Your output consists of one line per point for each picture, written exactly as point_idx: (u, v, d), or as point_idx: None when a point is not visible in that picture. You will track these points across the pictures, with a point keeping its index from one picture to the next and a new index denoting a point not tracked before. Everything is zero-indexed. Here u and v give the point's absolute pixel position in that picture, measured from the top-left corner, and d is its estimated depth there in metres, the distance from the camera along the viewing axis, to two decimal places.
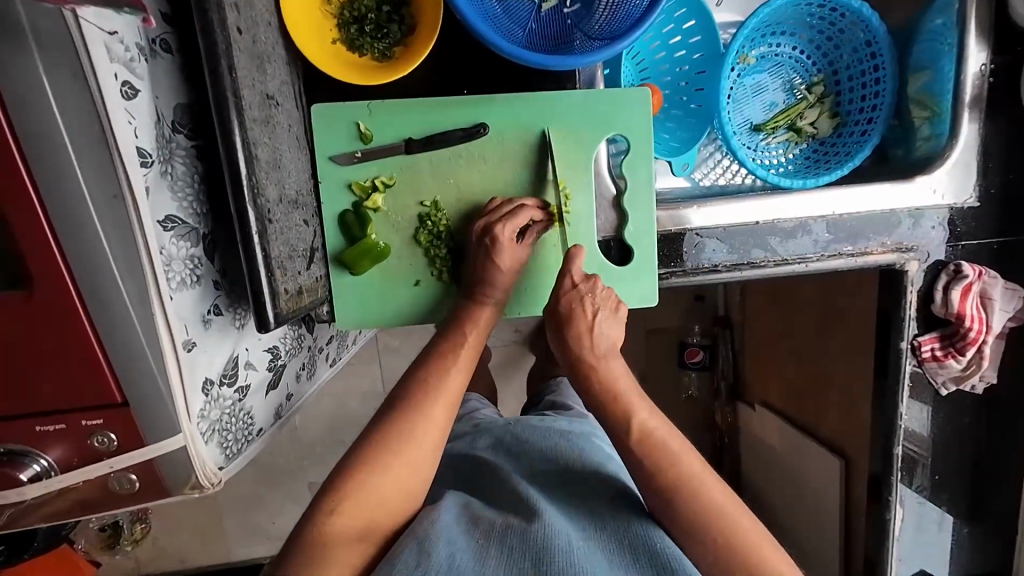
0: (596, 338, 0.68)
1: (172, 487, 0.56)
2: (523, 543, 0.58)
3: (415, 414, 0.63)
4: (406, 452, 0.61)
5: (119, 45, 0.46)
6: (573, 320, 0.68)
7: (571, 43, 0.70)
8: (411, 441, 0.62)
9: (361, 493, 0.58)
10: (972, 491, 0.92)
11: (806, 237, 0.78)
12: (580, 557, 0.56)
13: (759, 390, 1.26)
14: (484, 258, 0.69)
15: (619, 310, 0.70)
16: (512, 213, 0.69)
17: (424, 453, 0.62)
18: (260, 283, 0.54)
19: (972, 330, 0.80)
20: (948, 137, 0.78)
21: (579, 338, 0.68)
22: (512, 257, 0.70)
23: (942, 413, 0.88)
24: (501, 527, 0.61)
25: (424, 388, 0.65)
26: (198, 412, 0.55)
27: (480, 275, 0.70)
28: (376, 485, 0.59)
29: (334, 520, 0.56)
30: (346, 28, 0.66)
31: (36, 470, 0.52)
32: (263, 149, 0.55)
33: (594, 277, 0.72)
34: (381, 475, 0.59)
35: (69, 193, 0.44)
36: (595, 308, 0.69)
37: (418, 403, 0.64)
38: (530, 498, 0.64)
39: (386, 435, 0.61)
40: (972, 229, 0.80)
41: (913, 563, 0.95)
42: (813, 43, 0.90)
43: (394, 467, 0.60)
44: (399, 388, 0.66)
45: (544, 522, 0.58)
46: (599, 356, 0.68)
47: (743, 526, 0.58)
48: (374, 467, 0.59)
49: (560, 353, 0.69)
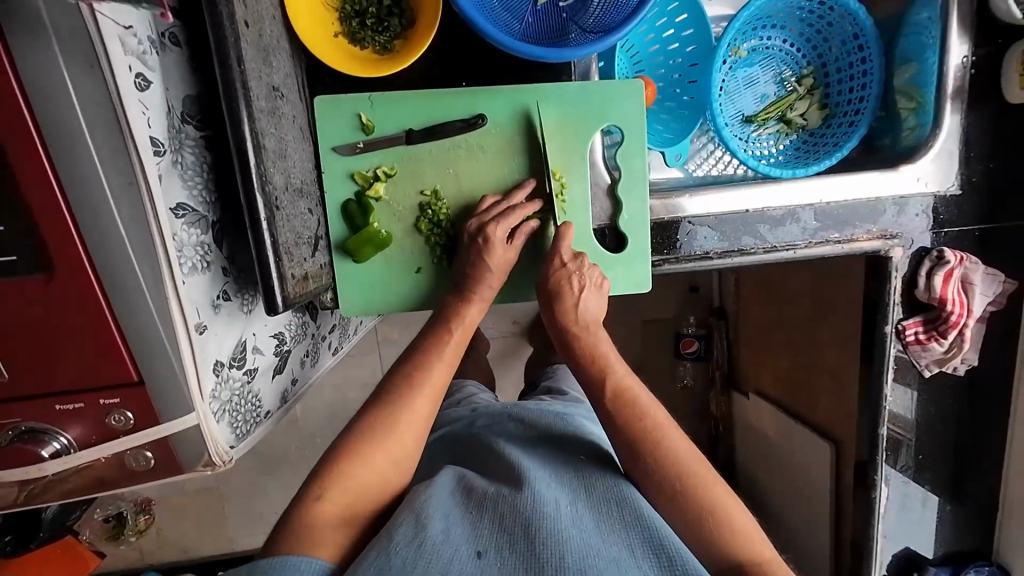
0: (580, 312, 0.73)
1: (186, 465, 0.59)
2: (512, 514, 0.60)
3: (399, 405, 0.66)
4: (392, 443, 0.64)
5: (133, 38, 0.48)
6: (562, 296, 0.73)
7: (566, 36, 0.72)
8: (395, 433, 0.64)
9: (347, 481, 0.61)
10: (955, 470, 0.95)
11: (795, 224, 0.80)
12: (569, 523, 0.59)
13: (752, 378, 1.29)
14: (475, 255, 0.71)
15: (603, 286, 0.75)
16: (505, 213, 0.71)
17: (409, 444, 0.65)
18: (268, 268, 0.56)
19: (953, 313, 0.83)
20: (932, 127, 0.81)
21: (565, 312, 0.73)
22: (502, 259, 0.72)
23: (926, 395, 0.91)
24: (492, 498, 0.63)
25: (407, 381, 0.68)
26: (210, 392, 0.58)
27: (471, 270, 0.72)
28: (360, 474, 0.62)
29: (319, 506, 0.59)
30: (348, 21, 0.68)
31: (56, 448, 0.55)
32: (269, 139, 0.57)
33: (582, 254, 0.75)
34: (367, 464, 0.63)
35: (87, 180, 0.47)
36: (582, 285, 0.74)
37: (403, 393, 0.67)
38: (519, 469, 0.67)
39: (368, 428, 0.64)
40: (955, 217, 0.83)
41: (899, 542, 0.99)
42: (803, 36, 0.92)
43: (376, 459, 0.63)
44: (384, 381, 0.69)
45: (538, 497, 0.61)
46: (584, 327, 0.73)
47: (722, 504, 0.61)
48: (359, 456, 0.63)
49: (550, 323, 0.74)
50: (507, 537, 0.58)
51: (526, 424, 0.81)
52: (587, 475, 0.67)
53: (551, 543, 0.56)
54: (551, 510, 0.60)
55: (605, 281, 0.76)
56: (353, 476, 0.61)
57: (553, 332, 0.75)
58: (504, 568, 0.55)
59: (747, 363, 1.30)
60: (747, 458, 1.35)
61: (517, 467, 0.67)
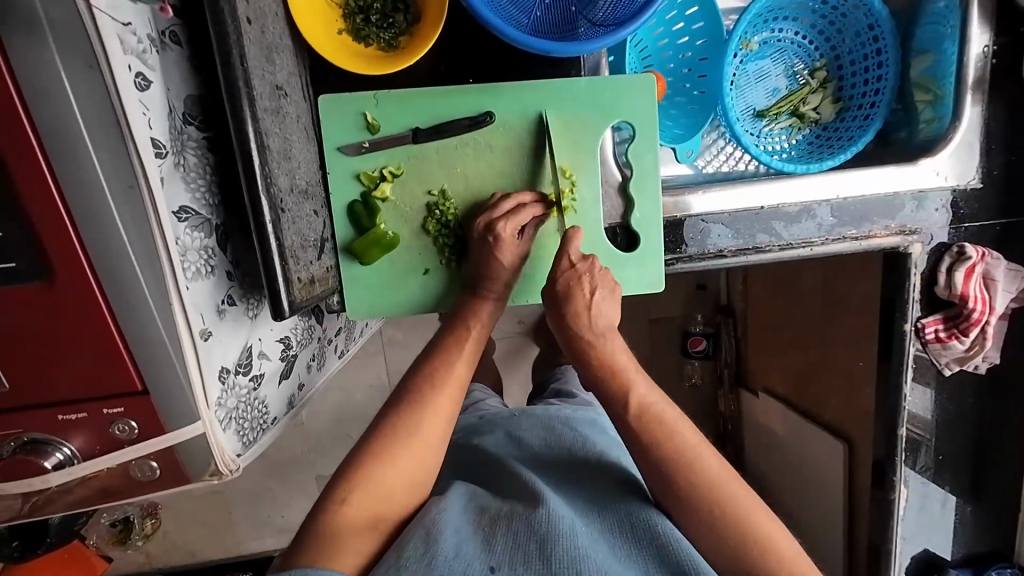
0: (593, 315, 0.67)
1: (192, 474, 0.57)
2: (526, 530, 0.59)
3: (421, 406, 0.64)
4: (416, 446, 0.63)
5: (132, 36, 0.46)
6: (572, 299, 0.68)
7: (576, 30, 0.70)
8: (413, 444, 0.63)
9: (367, 488, 0.59)
10: (975, 470, 0.93)
11: (811, 221, 0.78)
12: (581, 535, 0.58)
13: (762, 377, 1.27)
14: (486, 254, 0.70)
15: (616, 290, 0.70)
16: (512, 211, 0.70)
17: (431, 446, 0.64)
18: (275, 272, 0.55)
19: (975, 310, 0.81)
20: (951, 119, 0.79)
21: (576, 316, 0.67)
22: (513, 254, 0.70)
23: (944, 394, 0.89)
24: (503, 515, 0.62)
25: (422, 387, 0.66)
26: (216, 400, 0.56)
27: (484, 270, 0.70)
28: (383, 477, 0.61)
29: (344, 511, 0.58)
30: (352, 18, 0.67)
31: (60, 458, 0.53)
32: (274, 139, 0.56)
33: (591, 257, 0.70)
34: (387, 471, 0.61)
35: (87, 183, 0.45)
36: (593, 286, 0.68)
37: (418, 399, 0.65)
38: (531, 485, 0.66)
39: (392, 429, 0.63)
40: (975, 211, 0.81)
41: (918, 543, 0.97)
42: (815, 28, 0.90)
43: (402, 461, 0.62)
44: (404, 382, 0.67)
45: (551, 509, 0.61)
46: (599, 335, 0.67)
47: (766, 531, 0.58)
48: (382, 462, 0.61)
49: (558, 329, 0.69)
50: (523, 557, 0.57)
51: (537, 433, 0.80)
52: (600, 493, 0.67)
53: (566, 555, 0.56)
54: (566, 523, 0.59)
55: (618, 285, 0.71)
56: (362, 488, 0.60)
57: (560, 339, 0.69)
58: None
59: (757, 362, 1.28)
60: (757, 459, 1.33)
61: (529, 483, 0.67)
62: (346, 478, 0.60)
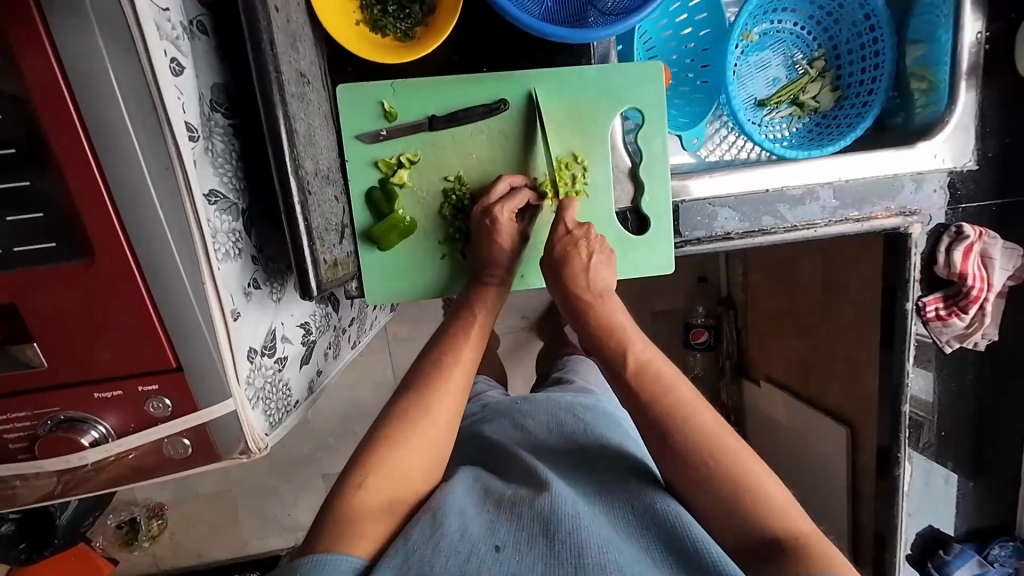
0: (589, 274, 0.72)
1: (224, 452, 0.59)
2: (529, 518, 0.59)
3: (432, 389, 0.66)
4: (426, 428, 0.64)
5: (167, 22, 0.48)
6: (569, 263, 0.72)
7: (585, 20, 0.73)
8: (427, 426, 0.64)
9: (383, 473, 0.61)
10: (976, 444, 0.96)
11: (814, 203, 0.81)
12: (586, 519, 0.59)
13: (763, 365, 1.28)
14: (488, 241, 0.72)
15: (609, 254, 0.74)
16: (509, 196, 0.72)
17: (442, 426, 0.65)
18: (303, 252, 0.56)
19: (974, 288, 0.83)
20: (946, 103, 0.81)
21: (574, 276, 0.71)
22: (514, 237, 0.72)
23: (943, 373, 0.92)
24: (511, 497, 0.63)
25: (434, 372, 0.68)
26: (246, 378, 0.57)
27: (488, 257, 0.72)
28: (399, 460, 0.62)
29: (360, 494, 0.59)
30: (369, 9, 0.69)
31: (96, 436, 0.55)
32: (300, 124, 0.58)
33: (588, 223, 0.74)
34: (407, 451, 0.63)
35: (128, 164, 0.47)
36: (589, 250, 0.72)
37: (433, 383, 0.67)
38: (536, 471, 0.66)
39: (404, 414, 0.64)
40: (971, 193, 0.84)
41: (924, 518, 1.00)
42: (813, 19, 0.93)
43: (417, 443, 0.63)
44: (415, 368, 0.69)
45: (555, 493, 0.61)
46: (598, 295, 0.72)
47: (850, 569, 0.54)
48: (398, 445, 0.63)
49: (560, 294, 0.73)
50: (527, 534, 0.58)
51: (542, 416, 0.83)
52: (606, 489, 0.65)
53: (572, 539, 0.56)
54: (569, 506, 0.60)
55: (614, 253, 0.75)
56: (385, 467, 0.61)
57: (562, 302, 0.73)
58: (523, 562, 0.55)
59: (758, 352, 1.30)
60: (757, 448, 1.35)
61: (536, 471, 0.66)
62: (364, 462, 0.61)
